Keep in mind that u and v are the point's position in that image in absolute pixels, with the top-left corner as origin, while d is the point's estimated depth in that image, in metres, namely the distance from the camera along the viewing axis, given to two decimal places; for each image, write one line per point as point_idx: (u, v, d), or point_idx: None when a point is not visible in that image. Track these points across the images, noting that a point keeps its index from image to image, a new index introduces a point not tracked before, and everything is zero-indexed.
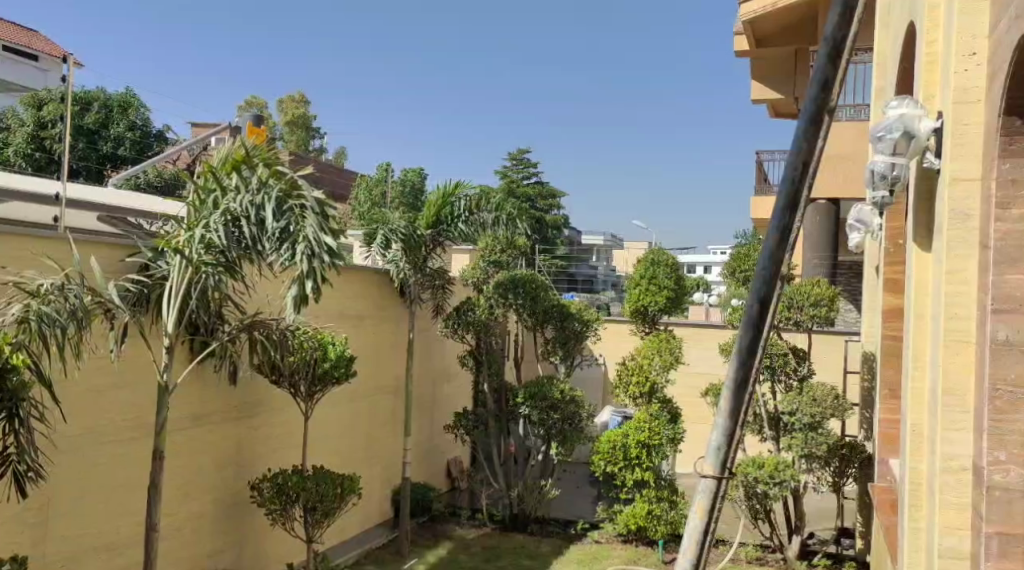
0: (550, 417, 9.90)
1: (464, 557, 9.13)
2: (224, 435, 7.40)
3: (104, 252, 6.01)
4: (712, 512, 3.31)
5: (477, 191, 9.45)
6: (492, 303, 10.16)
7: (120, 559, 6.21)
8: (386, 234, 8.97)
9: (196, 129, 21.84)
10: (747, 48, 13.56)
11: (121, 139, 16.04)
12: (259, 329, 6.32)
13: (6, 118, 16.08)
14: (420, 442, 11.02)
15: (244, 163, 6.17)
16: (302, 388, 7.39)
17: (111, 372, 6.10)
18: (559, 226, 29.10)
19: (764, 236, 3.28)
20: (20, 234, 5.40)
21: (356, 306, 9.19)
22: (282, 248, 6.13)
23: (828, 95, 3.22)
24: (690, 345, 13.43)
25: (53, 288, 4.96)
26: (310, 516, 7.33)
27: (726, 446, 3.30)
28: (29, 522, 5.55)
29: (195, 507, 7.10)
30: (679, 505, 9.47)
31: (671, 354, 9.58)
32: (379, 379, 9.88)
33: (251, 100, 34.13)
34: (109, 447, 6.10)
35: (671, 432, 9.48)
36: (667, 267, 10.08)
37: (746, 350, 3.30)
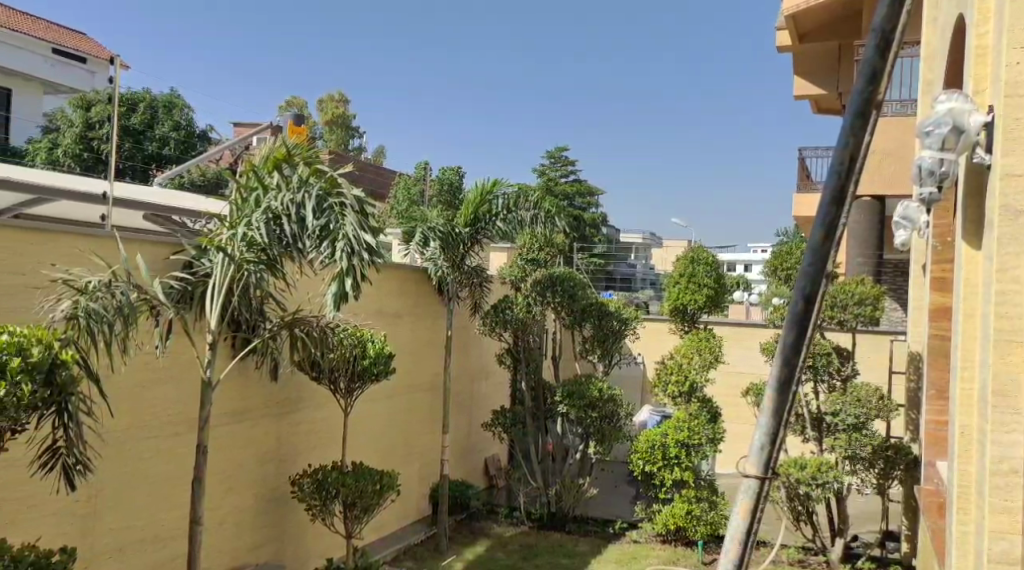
0: (588, 416, 9.87)
1: (502, 554, 9.15)
2: (266, 430, 7.49)
3: (149, 250, 6.11)
4: (754, 513, 3.27)
5: (515, 189, 9.44)
6: (530, 301, 10.13)
7: (165, 552, 6.32)
8: (425, 232, 9.07)
9: (239, 128, 22.11)
10: (790, 44, 13.39)
11: (166, 139, 16.33)
12: (299, 326, 6.38)
13: (56, 120, 16.43)
14: (458, 440, 11.06)
15: (285, 161, 6.27)
16: (341, 384, 7.46)
17: (156, 368, 6.20)
18: (598, 224, 29.01)
19: (809, 233, 3.24)
20: (70, 232, 5.51)
21: (395, 304, 9.25)
22: (322, 245, 6.19)
23: (875, 88, 3.17)
24: (731, 344, 13.30)
25: (100, 285, 5.06)
26: (350, 512, 7.40)
27: (769, 446, 3.26)
28: (77, 514, 5.67)
29: (237, 502, 7.19)
30: (719, 505, 9.37)
31: (711, 354, 9.56)
32: (418, 376, 9.94)
33: (292, 100, 34.51)
34: (155, 442, 6.21)
35: (710, 432, 9.43)
36: (707, 265, 9.99)
37: (790, 348, 3.26)
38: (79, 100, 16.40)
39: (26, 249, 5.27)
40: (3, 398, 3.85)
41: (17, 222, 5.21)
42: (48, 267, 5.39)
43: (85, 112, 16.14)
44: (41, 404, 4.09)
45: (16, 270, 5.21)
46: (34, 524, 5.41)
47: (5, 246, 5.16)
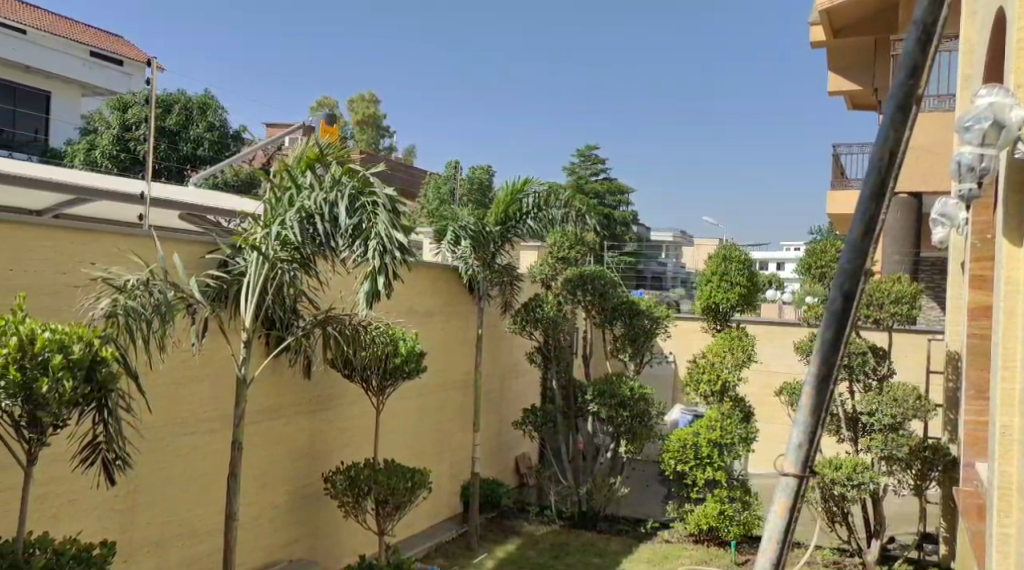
0: (619, 415, 9.84)
1: (533, 553, 9.15)
2: (299, 428, 7.56)
3: (185, 249, 6.19)
4: (793, 512, 3.25)
5: (546, 187, 9.45)
6: (560, 299, 10.19)
7: (202, 546, 6.40)
8: (456, 231, 9.05)
9: (272, 129, 22.29)
10: (824, 39, 13.26)
11: (200, 140, 16.53)
12: (332, 324, 6.44)
13: (93, 122, 16.67)
14: (489, 438, 11.08)
15: (318, 160, 6.33)
16: (373, 382, 7.51)
17: (192, 365, 6.28)
18: (628, 222, 28.88)
19: (848, 229, 3.20)
20: (110, 232, 5.60)
21: (426, 303, 9.29)
22: (355, 244, 6.26)
23: (915, 82, 3.15)
24: (764, 343, 13.19)
25: (138, 283, 5.15)
26: (382, 509, 7.42)
27: (808, 445, 3.23)
28: (117, 508, 5.76)
29: (271, 499, 7.27)
30: (752, 505, 9.31)
31: (744, 353, 9.47)
32: (449, 374, 9.98)
33: (324, 101, 34.75)
34: (191, 438, 6.28)
35: (743, 432, 9.37)
36: (738, 264, 9.89)
37: (829, 345, 3.23)
38: (116, 101, 16.58)
39: (68, 248, 5.37)
40: (46, 394, 3.94)
41: (60, 222, 5.31)
42: (89, 266, 5.47)
43: (122, 114, 16.29)
44: (82, 400, 4.16)
45: (57, 269, 5.30)
46: (76, 518, 5.51)
47: (48, 245, 5.26)
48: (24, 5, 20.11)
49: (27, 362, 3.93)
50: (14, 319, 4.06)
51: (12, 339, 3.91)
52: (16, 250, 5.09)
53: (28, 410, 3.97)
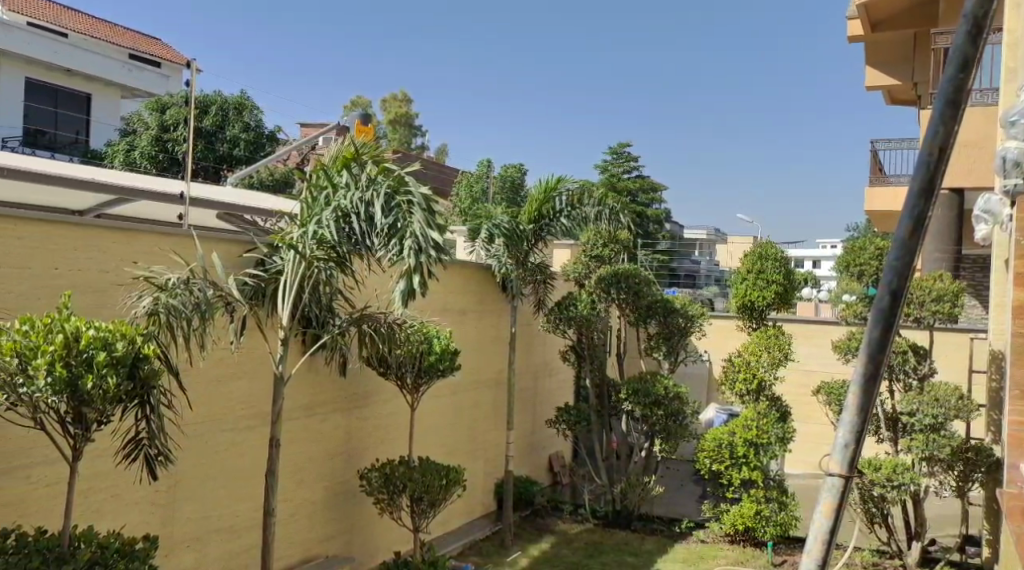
0: (654, 413, 9.79)
1: (567, 552, 9.14)
2: (336, 425, 7.62)
3: (223, 247, 6.26)
4: (839, 512, 3.37)
5: (578, 185, 9.42)
6: (594, 298, 10.14)
7: (240, 541, 6.47)
8: (490, 229, 9.10)
9: (306, 128, 22.47)
10: (861, 33, 13.04)
11: (237, 140, 16.72)
12: (367, 322, 6.48)
13: (133, 123, 16.94)
14: (523, 436, 11.09)
15: (354, 160, 6.36)
16: (409, 379, 7.52)
17: (231, 363, 6.35)
18: (661, 220, 28.70)
19: (895, 227, 3.34)
20: (152, 231, 5.68)
21: (461, 301, 9.33)
22: (390, 243, 6.25)
23: (966, 76, 3.28)
24: (801, 342, 13.05)
25: (179, 282, 5.23)
26: (418, 506, 7.45)
27: (854, 445, 3.36)
28: (158, 503, 5.84)
29: (308, 494, 7.34)
30: (789, 506, 9.21)
31: (780, 352, 9.40)
32: (482, 372, 9.99)
33: (357, 100, 34.96)
34: (229, 435, 6.35)
35: (779, 432, 9.27)
36: (775, 261, 9.80)
37: (876, 343, 3.34)
38: (154, 103, 16.83)
39: (112, 248, 5.46)
40: (91, 390, 4.01)
41: (104, 222, 5.40)
42: (131, 266, 5.56)
43: (160, 114, 16.51)
44: (125, 397, 4.22)
45: (102, 268, 5.40)
46: (119, 513, 5.59)
47: (92, 245, 5.34)
48: (66, 10, 20.53)
49: (72, 359, 4.01)
50: (60, 317, 4.13)
51: (58, 336, 3.99)
52: (62, 250, 5.19)
53: (73, 407, 4.04)
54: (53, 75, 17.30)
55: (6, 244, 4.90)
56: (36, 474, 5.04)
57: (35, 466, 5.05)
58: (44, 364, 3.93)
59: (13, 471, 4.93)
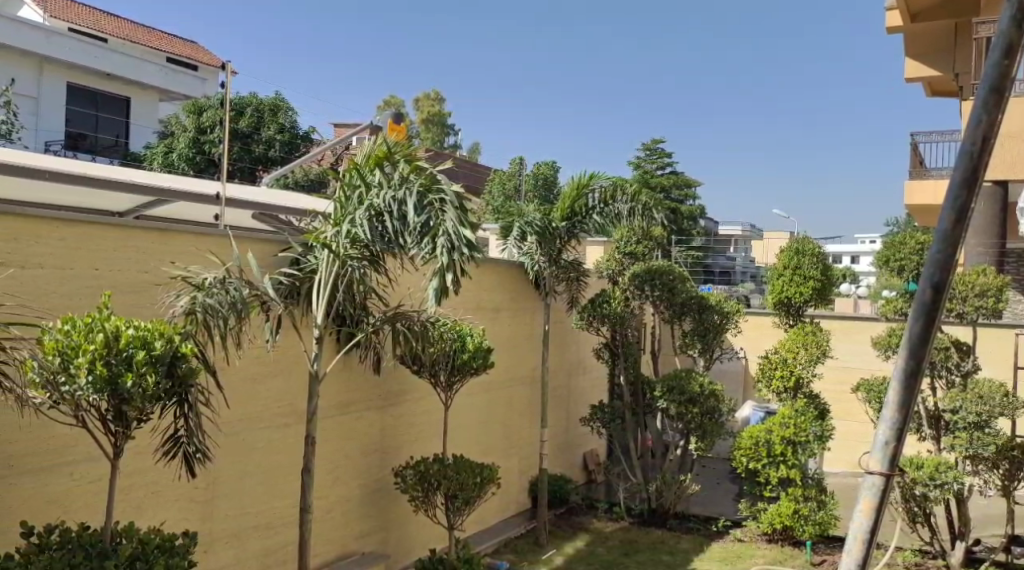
0: (689, 411, 9.71)
1: (602, 550, 9.10)
2: (369, 423, 7.65)
3: (259, 247, 6.32)
4: (878, 512, 3.33)
5: (611, 182, 9.31)
6: (628, 295, 10.08)
7: (277, 538, 6.53)
8: (521, 227, 9.17)
9: (339, 129, 22.65)
10: (901, 24, 12.76)
11: (272, 141, 16.88)
12: (400, 321, 6.48)
13: (171, 125, 17.21)
14: (557, 434, 11.06)
15: (386, 159, 6.38)
16: (442, 377, 7.52)
17: (267, 361, 6.42)
18: (695, 217, 28.48)
19: (937, 219, 3.28)
20: (189, 232, 5.75)
21: (493, 298, 9.32)
22: (423, 241, 6.24)
23: (1011, 63, 3.21)
24: (838, 339, 12.89)
25: (215, 281, 5.28)
26: (452, 503, 7.46)
27: (894, 443, 3.31)
28: (196, 499, 5.91)
29: (343, 492, 7.38)
30: (827, 505, 9.10)
31: (818, 349, 9.28)
32: (516, 370, 9.98)
33: (389, 99, 35.16)
34: (264, 432, 6.40)
35: (818, 430, 9.15)
36: (812, 256, 9.68)
37: (918, 339, 3.28)
38: (192, 105, 16.99)
39: (150, 248, 5.53)
40: (130, 388, 4.05)
41: (141, 222, 5.46)
42: (168, 265, 5.63)
43: (197, 117, 16.71)
44: (163, 396, 4.24)
45: (139, 267, 5.46)
46: (160, 509, 5.67)
47: (131, 244, 5.42)
48: (105, 15, 20.88)
49: (113, 357, 4.06)
50: (100, 316, 4.19)
51: (99, 335, 4.05)
52: (103, 251, 5.26)
53: (114, 405, 4.10)
54: (93, 80, 17.62)
55: (46, 245, 4.98)
56: (79, 471, 5.13)
57: (78, 464, 5.13)
58: (85, 362, 3.99)
59: (57, 467, 5.01)
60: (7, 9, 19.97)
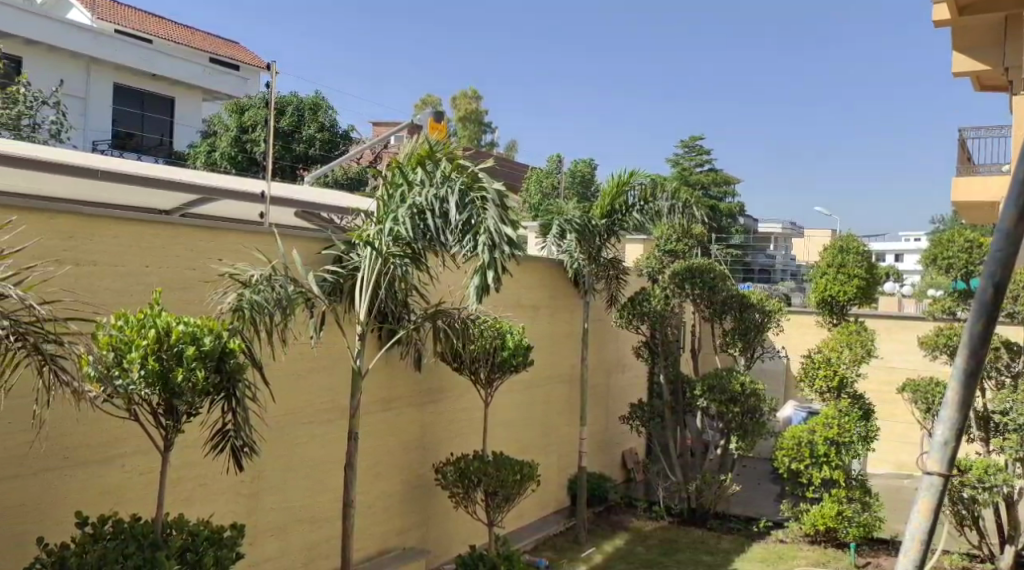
0: (730, 410, 9.63)
1: (642, 549, 9.06)
2: (410, 419, 7.70)
3: (303, 245, 6.41)
4: (936, 513, 3.28)
5: (650, 179, 9.26)
6: (669, 293, 10.01)
7: (321, 531, 6.61)
8: (561, 224, 9.13)
9: (378, 129, 22.82)
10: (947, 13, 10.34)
11: (313, 139, 17.05)
12: (441, 318, 6.50)
13: (214, 125, 17.44)
14: (596, 433, 11.04)
15: (428, 157, 6.38)
16: (482, 374, 7.55)
17: (311, 357, 6.49)
18: (735, 214, 28.22)
19: (998, 217, 3.23)
20: (235, 229, 5.85)
21: (533, 295, 9.34)
22: (465, 239, 6.28)
23: None
24: (882, 338, 12.71)
25: (261, 278, 5.35)
26: (492, 500, 7.46)
27: (953, 444, 3.26)
28: (243, 492, 5.99)
29: (385, 487, 7.44)
30: (872, 506, 8.97)
31: (863, 349, 9.22)
32: (555, 367, 9.98)
33: (427, 98, 35.30)
34: (308, 428, 6.48)
35: (863, 430, 8.98)
36: (857, 254, 9.53)
37: (978, 338, 3.22)
38: (234, 104, 17.11)
39: (199, 246, 5.63)
40: (181, 383, 4.13)
41: (191, 221, 5.57)
42: (216, 263, 5.73)
43: (239, 116, 16.83)
44: (212, 390, 4.30)
45: (188, 265, 5.55)
46: (208, 501, 5.76)
47: (181, 242, 5.52)
48: (149, 15, 21.22)
49: (164, 353, 4.14)
50: (151, 312, 4.27)
51: (151, 331, 4.13)
52: (155, 248, 5.37)
53: (165, 399, 4.17)
54: (139, 80, 17.93)
55: (102, 243, 5.09)
56: (129, 464, 5.23)
57: (129, 456, 5.23)
58: (137, 358, 4.07)
59: (109, 460, 5.12)
60: (57, 12, 20.41)
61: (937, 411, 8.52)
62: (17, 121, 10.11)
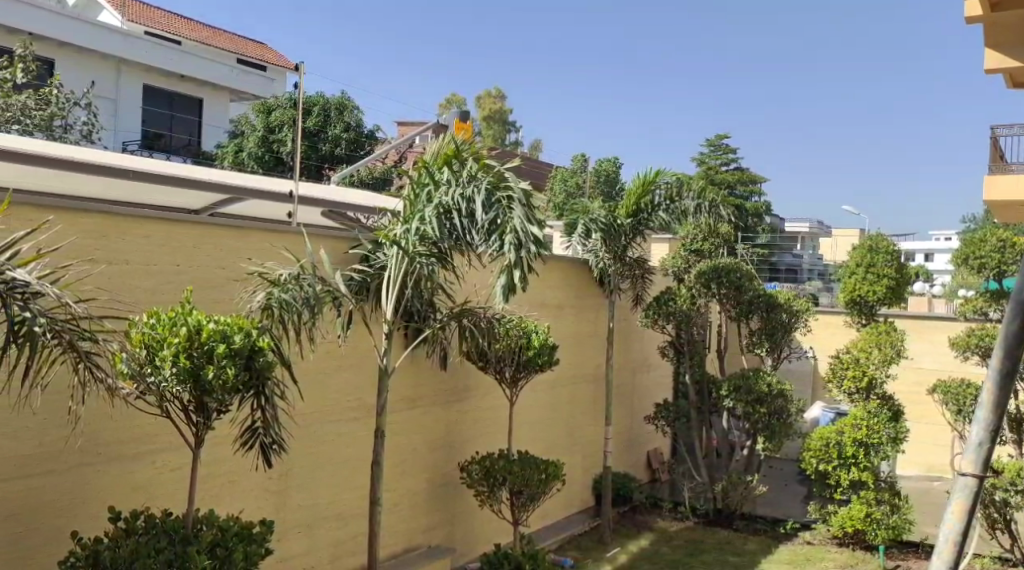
0: (756, 411, 9.56)
1: (667, 549, 9.03)
2: (436, 418, 7.73)
3: (330, 244, 6.46)
4: (971, 514, 3.24)
5: (676, 179, 9.20)
6: (694, 292, 9.96)
7: (348, 528, 6.65)
8: (587, 223, 9.16)
9: (403, 129, 22.92)
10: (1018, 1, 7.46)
11: (338, 139, 17.13)
12: (467, 317, 6.52)
13: (241, 125, 17.57)
14: (621, 433, 11.01)
15: (455, 157, 6.37)
16: (507, 373, 7.56)
17: (339, 355, 6.54)
18: (761, 213, 28.03)
19: None
20: (263, 229, 5.90)
21: (558, 295, 9.34)
22: (491, 239, 6.29)
23: None
24: (912, 338, 12.58)
25: (290, 277, 5.40)
26: (517, 499, 7.47)
27: (988, 445, 3.23)
28: (271, 489, 6.04)
29: (410, 486, 7.46)
30: (901, 509, 8.88)
31: (892, 349, 9.12)
32: (580, 367, 9.97)
33: (452, 97, 35.41)
34: (336, 426, 6.52)
35: (892, 432, 8.90)
36: (886, 254, 9.44)
37: (1015, 336, 3.22)
38: (261, 105, 17.25)
39: (229, 245, 5.69)
40: (211, 380, 4.17)
41: (222, 220, 5.63)
42: (245, 262, 5.79)
43: (266, 116, 16.94)
44: (241, 388, 4.34)
45: (217, 265, 5.61)
46: (237, 498, 5.81)
47: (211, 242, 5.58)
48: (178, 17, 21.43)
49: (195, 350, 4.18)
50: (182, 310, 4.33)
51: (182, 329, 4.18)
52: (187, 248, 5.44)
53: (196, 396, 4.22)
54: (168, 81, 18.12)
55: (134, 242, 5.15)
56: (160, 460, 5.29)
57: (161, 453, 5.30)
58: (169, 355, 4.13)
59: (140, 456, 5.18)
60: (87, 14, 20.67)
61: (969, 413, 8.43)
62: (49, 122, 10.25)
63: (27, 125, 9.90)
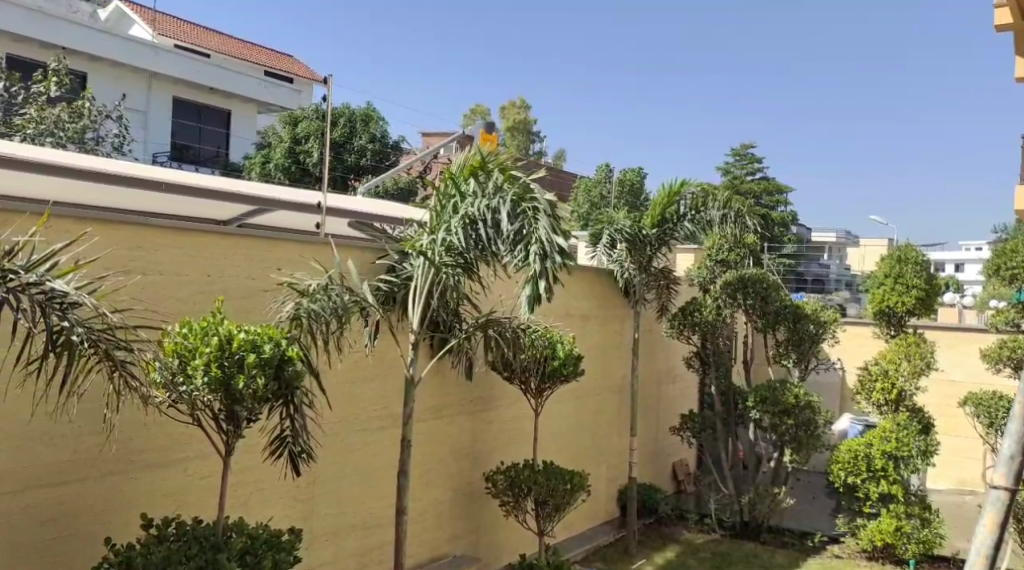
0: (783, 423, 9.51)
1: (693, 562, 8.97)
2: (461, 427, 7.75)
3: (358, 254, 6.51)
4: (1003, 528, 3.20)
5: (701, 189, 9.20)
6: (720, 303, 9.83)
7: (374, 537, 6.69)
8: (612, 233, 9.11)
9: (429, 139, 23.04)
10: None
11: (364, 150, 17.25)
12: (493, 327, 6.55)
13: (268, 137, 17.76)
14: (647, 443, 10.98)
15: (480, 168, 6.38)
16: (533, 384, 7.58)
17: (367, 364, 6.59)
18: (788, 223, 27.88)
19: None
20: (292, 240, 5.97)
21: (584, 305, 9.34)
22: (517, 249, 6.35)
23: None
24: (941, 349, 12.45)
25: (319, 287, 5.44)
26: (542, 509, 7.47)
27: (1020, 457, 3.21)
28: (299, 497, 6.09)
29: (436, 495, 7.48)
30: (932, 523, 8.77)
31: (921, 361, 8.97)
32: (605, 377, 9.95)
33: (477, 108, 35.59)
34: (362, 435, 6.56)
35: (922, 444, 8.83)
36: (915, 265, 9.34)
37: None
38: (288, 117, 17.43)
39: (259, 255, 5.76)
40: (242, 389, 4.23)
41: (251, 231, 5.70)
42: (275, 272, 5.86)
43: (293, 128, 17.10)
44: (270, 397, 4.39)
45: (248, 275, 5.68)
46: (266, 506, 5.87)
47: (242, 252, 5.65)
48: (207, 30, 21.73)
49: (225, 359, 4.24)
50: (214, 320, 4.39)
51: (213, 339, 4.24)
52: (218, 258, 5.50)
53: (227, 405, 4.28)
54: (197, 93, 18.37)
55: (166, 253, 5.22)
56: (191, 467, 5.35)
57: (192, 460, 5.36)
58: (201, 365, 4.18)
59: (172, 464, 5.24)
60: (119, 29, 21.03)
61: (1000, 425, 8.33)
62: (83, 134, 10.46)
63: (62, 137, 10.10)
